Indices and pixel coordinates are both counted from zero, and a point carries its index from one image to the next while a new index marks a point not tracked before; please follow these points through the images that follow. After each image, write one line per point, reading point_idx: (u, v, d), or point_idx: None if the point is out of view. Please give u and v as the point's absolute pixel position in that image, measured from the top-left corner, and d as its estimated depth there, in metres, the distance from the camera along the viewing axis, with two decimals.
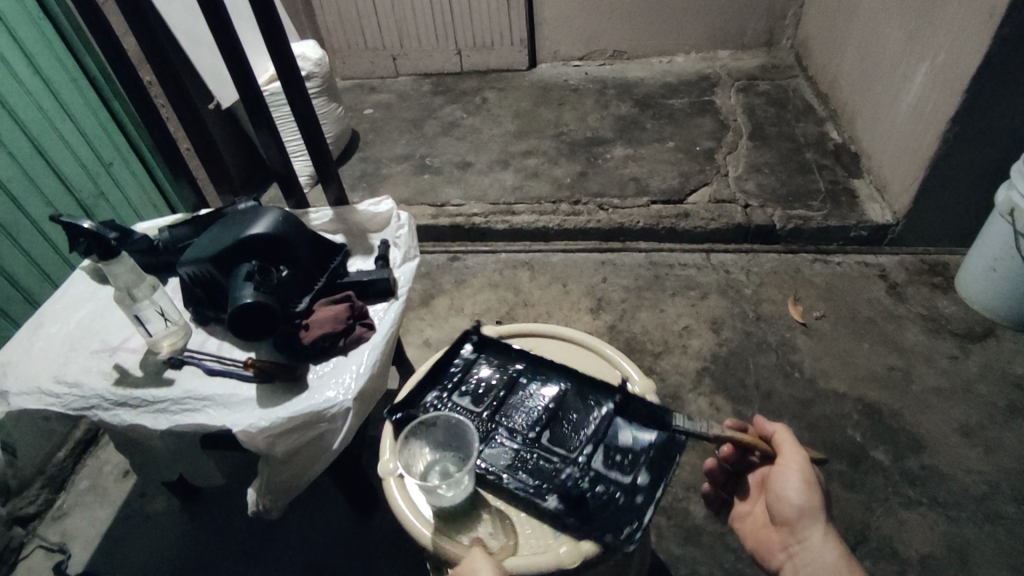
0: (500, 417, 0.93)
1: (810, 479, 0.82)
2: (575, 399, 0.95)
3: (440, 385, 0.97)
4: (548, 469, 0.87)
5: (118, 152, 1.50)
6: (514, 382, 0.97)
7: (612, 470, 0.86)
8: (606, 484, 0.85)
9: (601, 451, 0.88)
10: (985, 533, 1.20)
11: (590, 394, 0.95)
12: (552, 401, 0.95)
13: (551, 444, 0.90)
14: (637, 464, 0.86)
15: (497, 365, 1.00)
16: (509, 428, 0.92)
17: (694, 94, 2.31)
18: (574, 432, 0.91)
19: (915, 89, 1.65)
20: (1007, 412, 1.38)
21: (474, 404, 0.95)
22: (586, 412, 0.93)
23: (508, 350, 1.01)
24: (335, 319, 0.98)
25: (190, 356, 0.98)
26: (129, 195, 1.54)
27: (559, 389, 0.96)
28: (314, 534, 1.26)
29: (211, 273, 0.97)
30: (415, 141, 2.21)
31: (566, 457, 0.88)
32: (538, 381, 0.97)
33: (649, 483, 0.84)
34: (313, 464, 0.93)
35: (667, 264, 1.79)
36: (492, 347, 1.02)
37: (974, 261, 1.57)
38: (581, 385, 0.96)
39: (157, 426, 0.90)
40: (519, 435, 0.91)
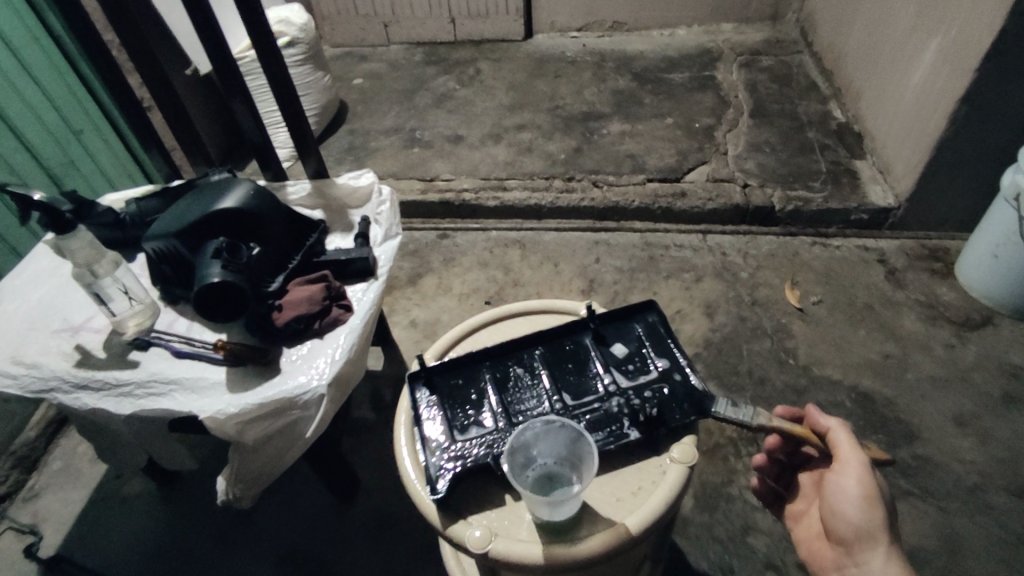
0: (514, 415, 0.77)
1: (870, 488, 0.77)
2: (557, 356, 0.83)
3: (429, 434, 0.76)
4: (599, 413, 0.76)
5: (90, 119, 1.42)
6: (501, 380, 0.81)
7: (640, 377, 0.79)
8: (651, 388, 0.78)
9: (615, 370, 0.81)
10: (975, 525, 1.17)
11: (563, 339, 0.85)
12: (548, 370, 0.81)
13: (578, 399, 0.78)
14: (647, 357, 0.81)
15: (463, 385, 0.81)
16: (532, 413, 0.77)
17: (694, 69, 2.23)
18: (582, 376, 0.81)
19: (925, 67, 1.58)
20: (1002, 402, 1.35)
21: (484, 424, 0.76)
22: (578, 354, 0.83)
23: (476, 357, 0.83)
24: (309, 300, 0.93)
25: (157, 338, 0.93)
26: (103, 164, 1.47)
27: (532, 356, 0.83)
28: (291, 519, 1.23)
29: (178, 250, 0.91)
30: (405, 112, 2.13)
31: (599, 397, 0.78)
32: (517, 364, 0.83)
33: (672, 364, 0.80)
34: (286, 452, 0.89)
35: (662, 245, 1.74)
36: (443, 373, 0.82)
37: (976, 247, 1.52)
38: (557, 340, 0.85)
39: (121, 411, 0.85)
40: (545, 408, 0.78)
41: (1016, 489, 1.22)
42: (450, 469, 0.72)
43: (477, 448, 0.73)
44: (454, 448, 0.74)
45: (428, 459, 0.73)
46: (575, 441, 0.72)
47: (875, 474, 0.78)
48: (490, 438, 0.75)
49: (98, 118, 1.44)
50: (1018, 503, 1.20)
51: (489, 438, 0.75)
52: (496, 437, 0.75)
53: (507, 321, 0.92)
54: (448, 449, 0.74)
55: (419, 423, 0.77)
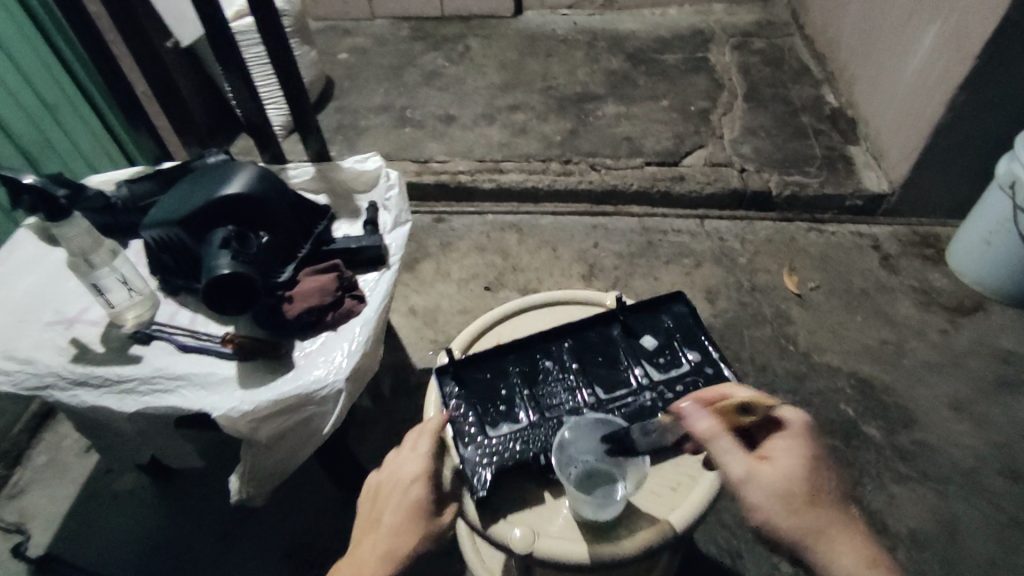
0: (547, 409, 0.78)
1: (782, 504, 0.66)
2: (585, 347, 0.83)
3: (462, 429, 0.75)
4: (632, 407, 0.78)
5: (68, 100, 1.34)
6: (530, 373, 0.80)
7: (672, 371, 0.80)
8: (685, 381, 0.79)
9: (647, 363, 0.81)
10: (972, 506, 1.22)
11: (589, 331, 0.85)
12: (578, 362, 0.81)
13: (610, 394, 0.79)
14: (679, 349, 0.82)
15: (491, 380, 0.80)
16: (565, 407, 0.78)
17: (688, 50, 2.20)
18: (613, 368, 0.81)
19: (922, 52, 1.59)
20: (993, 386, 1.40)
21: (517, 419, 0.76)
22: (607, 347, 0.83)
23: (505, 350, 0.82)
24: (321, 292, 0.89)
25: (159, 331, 0.89)
26: (81, 143, 1.38)
27: (560, 347, 0.83)
28: (296, 513, 1.19)
29: (182, 238, 0.86)
30: (394, 90, 2.06)
31: (632, 392, 0.79)
32: (545, 356, 0.82)
33: (703, 356, 0.81)
34: (300, 449, 0.86)
35: (660, 230, 1.73)
36: (467, 364, 0.81)
37: (968, 234, 1.55)
38: (583, 332, 0.85)
39: (124, 409, 0.81)
40: (578, 402, 0.78)
41: (1009, 471, 1.27)
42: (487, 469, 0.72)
43: (511, 445, 0.74)
44: (489, 444, 0.74)
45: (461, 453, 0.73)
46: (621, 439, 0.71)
47: (785, 482, 0.67)
48: (524, 435, 0.75)
49: (77, 96, 1.36)
50: (1012, 485, 1.25)
51: (523, 433, 0.75)
52: (530, 432, 0.75)
53: (527, 314, 0.92)
54: (483, 445, 0.74)
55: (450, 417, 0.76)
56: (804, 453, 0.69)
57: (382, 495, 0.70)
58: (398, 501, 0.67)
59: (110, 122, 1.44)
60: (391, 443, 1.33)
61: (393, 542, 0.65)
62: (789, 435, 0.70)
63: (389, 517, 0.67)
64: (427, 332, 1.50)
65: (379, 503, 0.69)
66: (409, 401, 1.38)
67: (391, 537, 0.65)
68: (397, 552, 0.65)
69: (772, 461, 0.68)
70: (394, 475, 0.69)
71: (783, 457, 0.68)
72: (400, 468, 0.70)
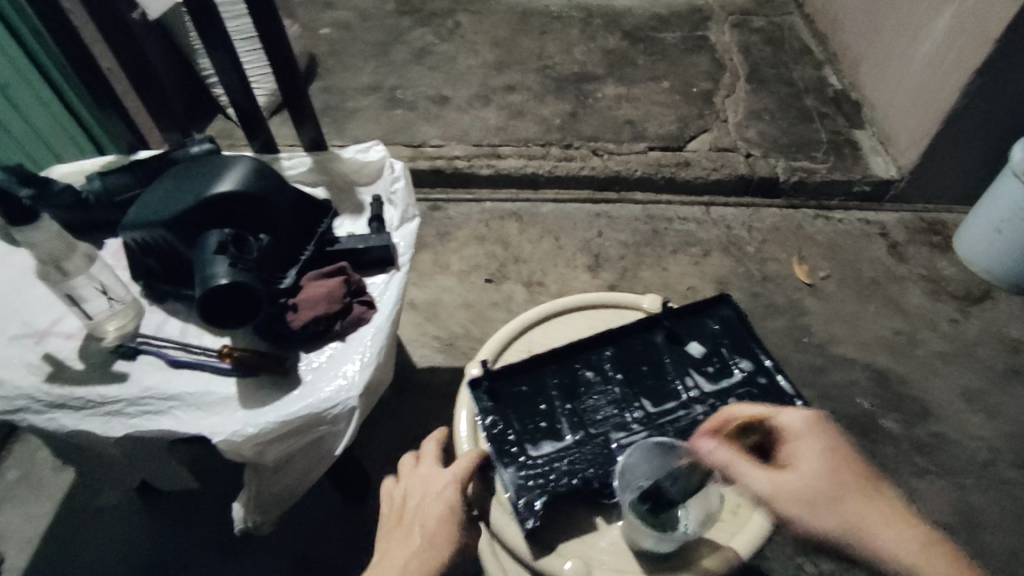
0: (590, 424, 0.81)
1: (811, 512, 0.67)
2: (629, 357, 0.86)
3: (508, 448, 0.78)
4: (684, 420, 0.80)
5: (32, 93, 1.22)
6: (572, 386, 0.83)
7: (721, 381, 0.84)
8: (736, 394, 0.82)
9: (696, 373, 0.85)
10: (989, 499, 1.21)
11: (634, 338, 0.88)
12: (621, 372, 0.85)
13: (659, 407, 0.82)
14: (727, 358, 0.86)
15: (529, 395, 0.82)
16: (610, 423, 0.81)
17: (687, 27, 2.10)
18: (662, 378, 0.84)
19: (935, 33, 1.53)
20: (1004, 376, 1.38)
21: (563, 435, 0.79)
22: (652, 356, 0.86)
23: (542, 362, 0.85)
24: (328, 298, 0.80)
25: (146, 344, 0.80)
26: (42, 131, 1.27)
27: (602, 356, 0.86)
28: (299, 526, 1.13)
29: (169, 241, 0.77)
30: (381, 69, 1.93)
31: (681, 403, 0.82)
32: (586, 367, 0.85)
33: (753, 366, 0.85)
34: (310, 470, 0.78)
35: (666, 217, 1.67)
36: (508, 378, 0.83)
37: (979, 221, 1.52)
38: (628, 339, 0.88)
39: (111, 434, 0.73)
40: (625, 417, 0.81)
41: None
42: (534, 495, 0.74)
43: (558, 464, 0.77)
44: (536, 464, 0.77)
45: (503, 474, 0.76)
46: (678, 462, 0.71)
47: (806, 485, 0.68)
48: (569, 454, 0.78)
49: (45, 88, 1.24)
50: None
51: (568, 453, 0.78)
52: (576, 451, 0.78)
53: (559, 318, 0.97)
54: (528, 467, 0.77)
55: (494, 437, 0.78)
56: (819, 446, 0.69)
57: (406, 511, 0.71)
58: (425, 513, 0.69)
59: (84, 118, 1.33)
60: (396, 447, 1.26)
61: (421, 554, 0.66)
62: (802, 438, 0.69)
63: (417, 530, 0.68)
64: (427, 328, 1.43)
65: (404, 519, 0.70)
66: (414, 401, 1.32)
67: (421, 549, 0.66)
68: (427, 562, 0.66)
69: (792, 469, 0.69)
70: (423, 488, 0.72)
71: (804, 463, 0.69)
72: (426, 486, 0.72)
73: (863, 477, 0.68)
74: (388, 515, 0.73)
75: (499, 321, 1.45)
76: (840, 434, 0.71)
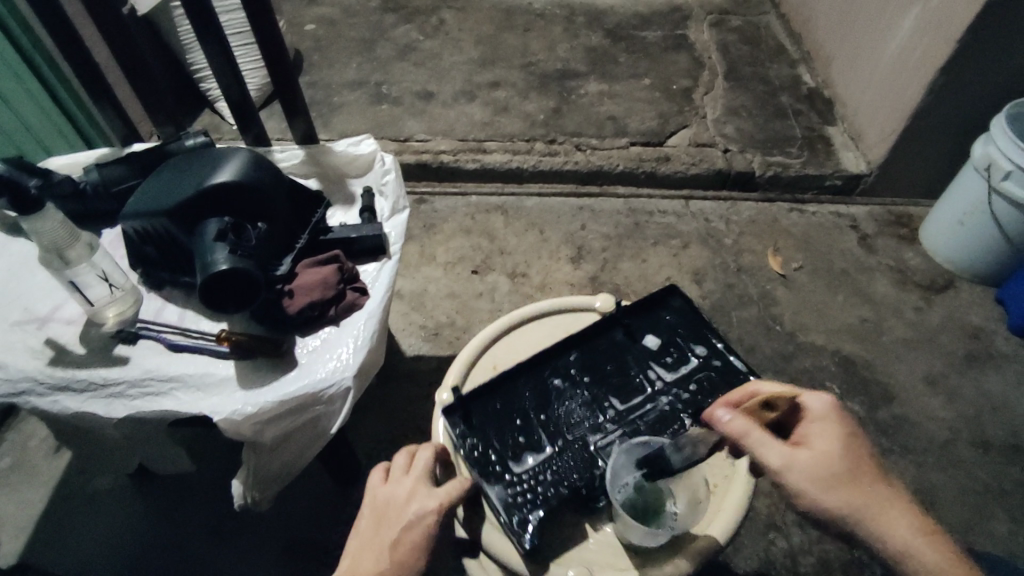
0: (565, 428, 0.85)
1: (826, 486, 0.69)
2: (592, 359, 0.91)
3: (489, 466, 0.81)
4: (652, 413, 0.86)
5: (32, 99, 1.26)
6: (544, 395, 0.88)
7: (680, 368, 0.89)
8: (696, 380, 0.88)
9: (657, 365, 0.89)
10: (948, 476, 1.28)
11: (596, 339, 0.93)
12: (588, 374, 0.90)
13: (627, 404, 0.87)
14: (685, 348, 0.90)
15: (504, 410, 0.86)
16: (584, 425, 0.85)
17: (667, 27, 2.14)
18: (626, 376, 0.89)
19: (903, 34, 1.60)
20: (964, 361, 1.46)
21: (542, 446, 0.83)
22: (614, 354, 0.91)
23: (513, 377, 0.89)
24: (323, 284, 0.84)
25: (146, 328, 0.83)
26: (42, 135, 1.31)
27: (568, 361, 0.91)
28: (291, 509, 1.16)
29: (168, 230, 0.80)
30: (367, 65, 1.96)
31: (648, 397, 0.87)
32: (554, 375, 0.90)
33: (709, 351, 0.90)
34: (306, 449, 0.82)
35: (646, 211, 1.72)
36: (480, 400, 0.87)
37: (942, 214, 1.60)
38: (591, 341, 0.93)
39: (113, 415, 0.75)
40: (597, 418, 0.86)
41: (979, 441, 1.33)
42: (525, 509, 0.78)
43: (542, 476, 0.81)
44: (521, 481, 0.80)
45: (490, 491, 0.79)
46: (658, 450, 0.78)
47: (823, 463, 0.71)
48: (549, 462, 0.82)
49: (39, 85, 1.26)
50: (984, 456, 1.31)
51: (550, 463, 0.82)
52: (557, 460, 0.82)
53: (519, 329, 0.99)
54: (513, 483, 0.80)
55: (476, 459, 0.82)
56: (836, 429, 0.73)
57: (387, 520, 0.71)
58: (405, 528, 0.69)
59: (72, 113, 1.34)
60: (384, 433, 1.30)
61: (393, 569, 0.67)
62: (823, 419, 0.73)
63: (393, 544, 0.69)
64: (414, 318, 1.46)
65: (383, 527, 0.71)
66: (401, 389, 1.35)
67: (393, 564, 0.67)
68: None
69: (809, 447, 0.72)
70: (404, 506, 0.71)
71: (821, 442, 0.72)
72: (409, 499, 0.72)
73: (873, 465, 0.72)
74: (369, 517, 0.73)
75: (483, 311, 1.49)
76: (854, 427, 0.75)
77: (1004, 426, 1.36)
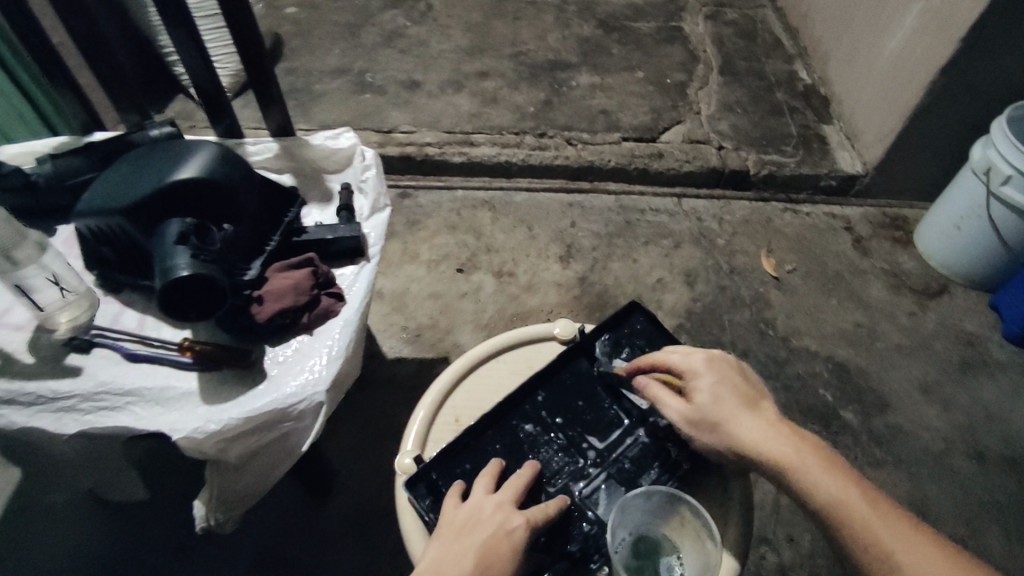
0: (546, 478, 0.77)
1: (699, 429, 0.72)
2: (563, 394, 0.83)
3: None
4: (634, 448, 0.80)
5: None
6: (517, 446, 0.79)
7: None
8: None
9: (632, 394, 0.84)
10: (941, 489, 1.26)
11: (561, 373, 0.85)
12: (560, 414, 0.82)
13: (607, 442, 0.80)
14: None
15: (475, 470, 0.76)
16: (565, 473, 0.78)
17: (661, 18, 2.09)
18: (601, 413, 0.82)
19: (902, 33, 1.56)
20: (958, 368, 1.44)
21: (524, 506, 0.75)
22: (585, 389, 0.84)
23: (479, 435, 0.79)
24: (295, 290, 0.78)
25: (101, 336, 0.76)
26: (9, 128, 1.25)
27: (537, 403, 0.82)
28: (264, 521, 1.12)
29: (127, 231, 0.73)
30: (350, 51, 1.88)
31: (626, 429, 0.81)
32: (524, 421, 0.81)
33: None
34: (275, 467, 0.76)
35: (637, 209, 1.67)
36: (448, 461, 0.77)
37: (938, 217, 1.57)
38: (558, 375, 0.85)
39: (64, 431, 0.69)
40: (579, 463, 0.78)
41: (973, 452, 1.31)
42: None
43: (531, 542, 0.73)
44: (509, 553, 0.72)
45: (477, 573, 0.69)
46: (656, 498, 0.71)
47: (699, 411, 0.72)
48: None
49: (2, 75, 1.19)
50: (978, 466, 1.29)
51: None
52: None
53: (481, 368, 0.91)
54: None
55: None
56: (713, 379, 0.72)
57: (470, 529, 0.64)
58: (492, 538, 0.63)
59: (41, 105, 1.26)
60: (363, 440, 1.24)
61: None
62: (700, 372, 0.73)
63: (480, 550, 0.62)
64: (396, 318, 1.41)
65: (466, 534, 0.64)
66: (382, 393, 1.30)
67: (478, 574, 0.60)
68: None
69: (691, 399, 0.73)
70: (482, 516, 0.65)
71: (698, 391, 0.72)
72: (499, 513, 0.65)
73: (748, 405, 0.71)
74: (439, 536, 0.65)
75: (468, 311, 1.44)
76: (738, 372, 0.74)
77: (997, 436, 1.34)
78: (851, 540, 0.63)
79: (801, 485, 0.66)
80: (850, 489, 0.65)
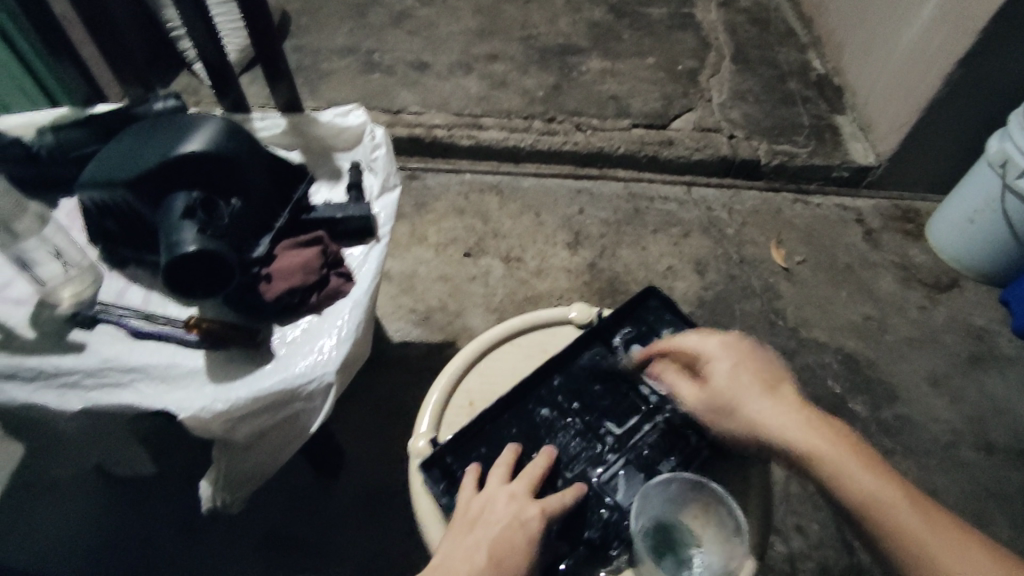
0: (562, 465, 0.76)
1: (717, 415, 0.69)
2: (578, 379, 0.82)
3: None
4: (652, 434, 0.78)
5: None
6: (533, 430, 0.78)
7: None
8: None
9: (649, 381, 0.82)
10: (951, 482, 1.25)
11: (576, 358, 0.84)
12: (575, 399, 0.80)
13: (624, 428, 0.79)
14: None
15: (490, 454, 0.75)
16: (582, 459, 0.76)
17: (673, 3, 2.05)
18: (618, 399, 0.81)
19: (919, 22, 1.53)
20: (968, 362, 1.43)
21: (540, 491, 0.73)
22: (600, 374, 0.83)
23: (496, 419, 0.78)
24: (304, 268, 0.77)
25: (105, 312, 0.75)
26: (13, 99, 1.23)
27: (552, 388, 0.81)
28: (269, 502, 1.11)
29: (132, 204, 0.71)
30: (358, 31, 1.85)
31: (644, 415, 0.80)
32: (540, 405, 0.80)
33: None
34: (284, 447, 0.75)
35: (647, 197, 1.65)
36: (461, 445, 0.75)
37: (952, 209, 1.55)
38: (572, 360, 0.84)
39: (67, 407, 0.67)
40: (596, 449, 0.77)
41: (983, 445, 1.30)
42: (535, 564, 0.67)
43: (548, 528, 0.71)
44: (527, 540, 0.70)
45: None
46: (678, 487, 0.70)
47: (716, 397, 0.69)
48: None
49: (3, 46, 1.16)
50: (988, 459, 1.28)
51: None
52: None
53: (492, 353, 0.89)
54: None
55: None
56: (729, 363, 0.70)
57: (483, 521, 0.63)
58: (505, 531, 0.61)
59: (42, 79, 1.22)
60: (368, 422, 1.23)
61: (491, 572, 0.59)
62: (718, 354, 0.71)
63: (492, 543, 0.61)
64: (403, 301, 1.39)
65: (478, 527, 0.63)
66: (388, 376, 1.29)
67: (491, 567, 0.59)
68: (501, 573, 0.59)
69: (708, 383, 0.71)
70: (496, 508, 0.64)
71: (714, 375, 0.70)
72: (513, 504, 0.64)
73: (770, 390, 0.68)
74: (453, 528, 0.64)
75: (476, 294, 1.42)
76: (759, 358, 0.71)
77: (1007, 429, 1.33)
78: (886, 538, 0.59)
79: (830, 475, 0.62)
80: (881, 485, 0.60)
